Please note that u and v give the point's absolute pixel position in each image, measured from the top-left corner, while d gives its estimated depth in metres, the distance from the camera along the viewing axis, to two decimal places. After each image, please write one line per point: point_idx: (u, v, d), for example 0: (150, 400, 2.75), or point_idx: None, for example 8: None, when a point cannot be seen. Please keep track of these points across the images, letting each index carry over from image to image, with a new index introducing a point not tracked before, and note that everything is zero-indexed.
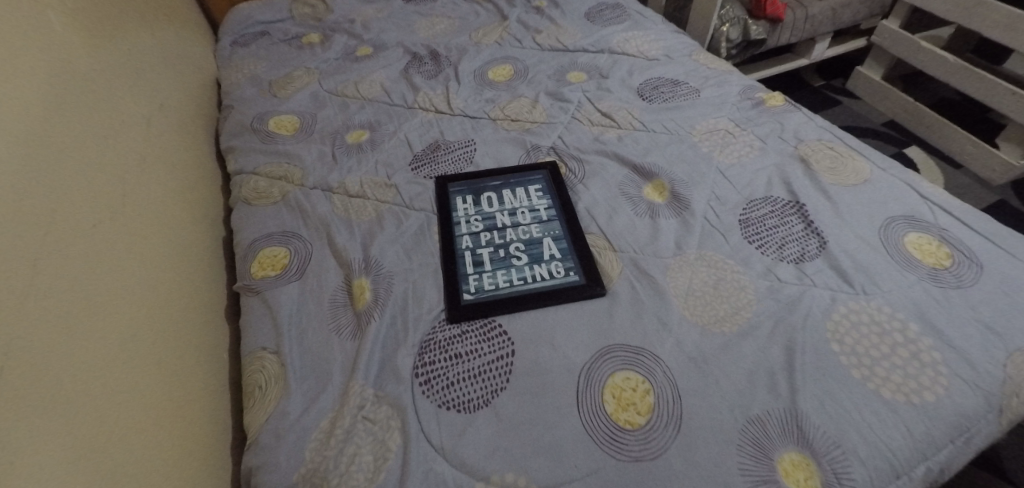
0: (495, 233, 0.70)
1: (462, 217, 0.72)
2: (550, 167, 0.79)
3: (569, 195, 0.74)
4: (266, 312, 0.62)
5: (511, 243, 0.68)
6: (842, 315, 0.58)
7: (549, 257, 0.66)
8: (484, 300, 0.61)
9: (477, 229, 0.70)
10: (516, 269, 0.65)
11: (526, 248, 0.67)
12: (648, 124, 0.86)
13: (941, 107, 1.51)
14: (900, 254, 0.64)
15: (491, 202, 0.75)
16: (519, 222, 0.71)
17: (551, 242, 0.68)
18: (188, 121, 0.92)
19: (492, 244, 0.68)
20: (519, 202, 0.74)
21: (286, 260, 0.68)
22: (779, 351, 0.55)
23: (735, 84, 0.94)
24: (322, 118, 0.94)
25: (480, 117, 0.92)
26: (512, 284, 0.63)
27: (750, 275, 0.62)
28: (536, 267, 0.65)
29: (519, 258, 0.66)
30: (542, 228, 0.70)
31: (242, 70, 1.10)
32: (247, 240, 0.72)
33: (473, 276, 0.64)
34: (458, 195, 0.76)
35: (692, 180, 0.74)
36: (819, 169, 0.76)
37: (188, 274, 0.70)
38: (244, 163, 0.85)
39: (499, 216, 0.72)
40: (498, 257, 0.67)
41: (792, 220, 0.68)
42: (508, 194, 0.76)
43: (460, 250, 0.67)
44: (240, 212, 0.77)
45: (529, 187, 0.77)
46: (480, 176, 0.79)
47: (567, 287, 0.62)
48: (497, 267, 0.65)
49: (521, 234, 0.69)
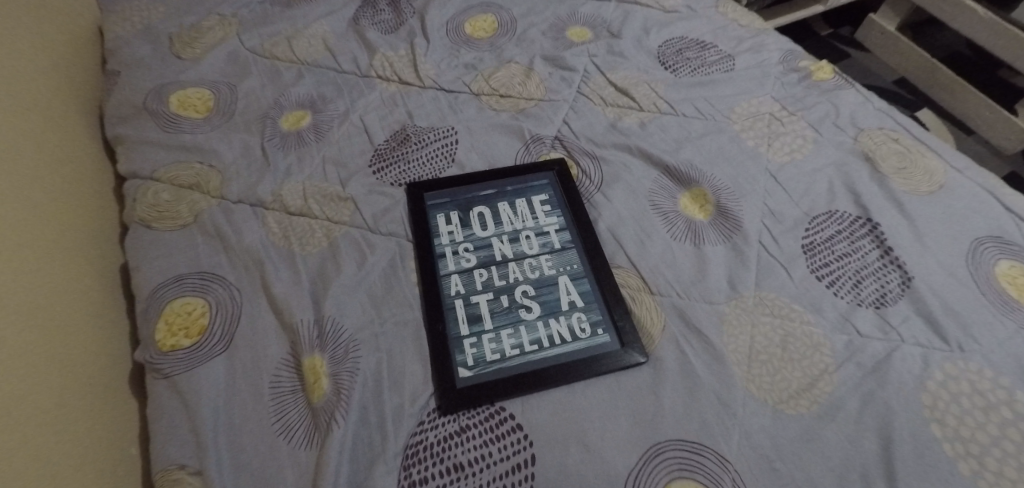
0: (493, 270, 0.53)
1: (447, 246, 0.54)
2: (558, 168, 0.61)
3: (586, 210, 0.58)
4: (179, 405, 0.44)
5: (517, 285, 0.52)
6: (939, 383, 0.46)
7: (568, 307, 0.50)
8: (488, 380, 0.45)
9: (468, 265, 0.53)
10: (527, 327, 0.49)
11: (536, 294, 0.51)
12: (675, 105, 0.68)
13: (952, 62, 1.39)
14: (994, 293, 0.52)
15: (485, 221, 0.57)
16: (523, 253, 0.54)
17: (569, 283, 0.52)
18: (50, 98, 0.66)
19: (491, 288, 0.51)
20: (522, 222, 0.57)
21: (204, 319, 0.49)
22: (871, 442, 0.43)
23: (774, 49, 0.77)
24: (247, 92, 0.70)
25: (459, 91, 0.71)
26: (523, 351, 0.47)
27: (823, 326, 0.49)
28: (553, 322, 0.49)
29: (529, 309, 0.50)
30: (554, 261, 0.54)
31: (131, 17, 0.82)
32: (147, 286, 0.52)
33: (469, 341, 0.48)
34: (439, 211, 0.57)
35: (739, 188, 0.59)
36: (887, 171, 0.62)
37: (48, 325, 0.48)
38: (139, 164, 0.62)
39: (496, 244, 0.55)
40: (501, 309, 0.50)
41: (864, 245, 0.55)
42: (505, 208, 0.58)
43: (448, 299, 0.50)
44: (135, 239, 0.56)
45: (533, 197, 0.59)
46: (467, 181, 0.60)
47: (597, 354, 0.47)
48: (500, 324, 0.49)
49: (528, 271, 0.53)
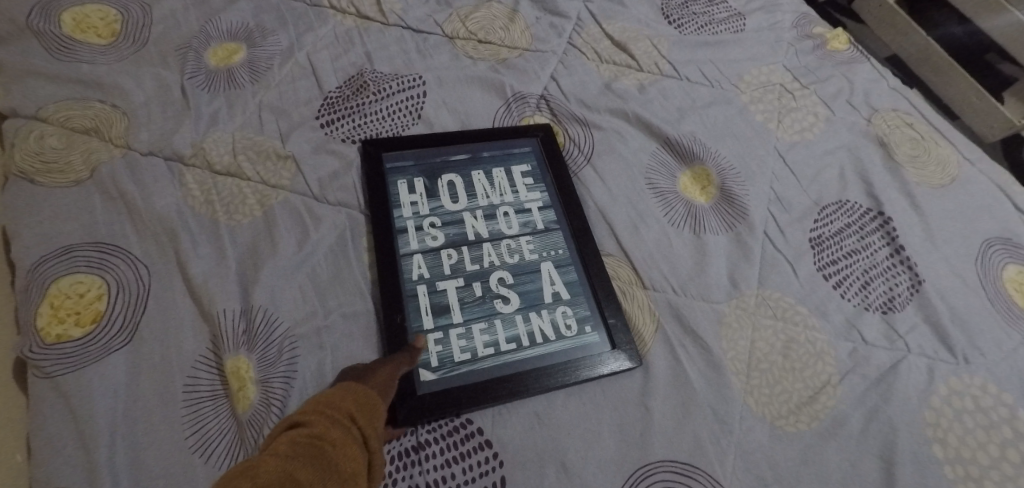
0: (464, 251, 0.44)
1: (408, 219, 0.45)
2: (543, 134, 0.52)
3: (574, 186, 0.50)
4: (62, 414, 0.35)
5: (492, 271, 0.44)
6: (943, 398, 0.42)
7: (552, 300, 0.43)
8: (456, 385, 0.38)
9: (434, 244, 0.44)
10: (503, 322, 0.42)
11: (516, 283, 0.44)
12: (679, 67, 0.60)
13: (944, 41, 1.34)
14: (1001, 300, 0.49)
15: (455, 191, 0.48)
16: (501, 232, 0.46)
17: (553, 272, 0.45)
18: None
19: (462, 274, 0.43)
20: (499, 196, 0.48)
21: (101, 304, 0.39)
22: (872, 464, 0.39)
23: (788, 10, 0.68)
24: (165, 14, 0.57)
25: (430, 32, 0.60)
26: (497, 351, 0.40)
27: (828, 332, 0.44)
28: (533, 317, 0.42)
29: (506, 301, 0.43)
30: (537, 245, 0.46)
31: None
32: (23, 258, 0.41)
33: (433, 336, 0.40)
34: (400, 175, 0.47)
35: (744, 170, 0.53)
36: (901, 158, 0.56)
37: None
38: (18, 97, 0.49)
39: (469, 219, 0.46)
40: (473, 298, 0.42)
41: (875, 242, 0.50)
42: (479, 178, 0.49)
43: (409, 285, 0.42)
44: (10, 194, 0.44)
45: (513, 166, 0.50)
46: (433, 142, 0.50)
47: (584, 357, 0.41)
48: (471, 317, 0.41)
49: (506, 254, 0.45)
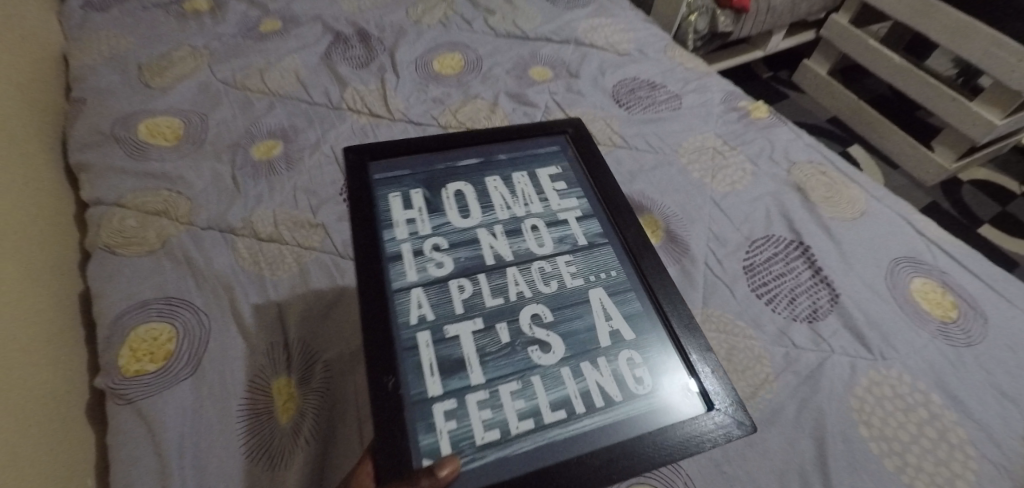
0: (484, 282, 0.37)
1: (407, 244, 0.39)
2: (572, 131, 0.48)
3: (618, 194, 0.43)
4: (142, 430, 0.44)
5: (522, 307, 0.36)
6: (865, 389, 0.51)
7: (610, 343, 0.35)
8: (482, 479, 0.29)
9: (440, 276, 0.37)
10: (544, 380, 0.33)
11: (557, 313, 0.36)
12: (629, 139, 0.74)
13: (877, 104, 1.54)
14: (909, 306, 0.58)
15: (465, 205, 0.41)
16: (529, 251, 0.39)
17: (605, 297, 0.37)
18: (9, 123, 0.65)
19: (479, 313, 0.35)
20: (523, 206, 0.42)
21: (171, 344, 0.49)
22: (807, 443, 0.47)
23: (717, 90, 0.85)
24: (218, 121, 0.72)
25: (428, 124, 0.75)
26: (538, 423, 0.31)
27: (763, 340, 0.54)
28: (586, 367, 0.34)
29: (544, 349, 0.34)
30: (579, 265, 0.39)
31: (98, 47, 0.83)
32: (109, 313, 0.51)
33: (443, 407, 0.31)
34: (396, 190, 0.42)
35: (686, 216, 0.65)
36: (816, 199, 0.69)
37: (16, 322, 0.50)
38: (102, 190, 0.62)
39: (485, 237, 0.40)
40: (497, 351, 0.34)
41: (798, 265, 0.61)
42: (499, 186, 0.43)
43: (407, 336, 0.34)
44: (98, 265, 0.55)
45: (541, 170, 0.45)
46: (437, 150, 0.45)
47: (665, 418, 0.32)
48: (496, 377, 0.32)
49: (540, 280, 0.38)
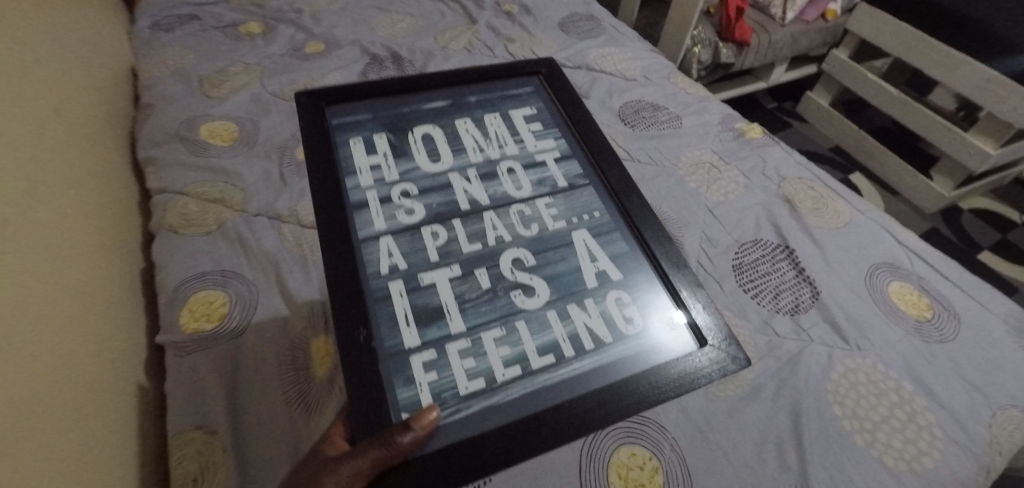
0: (461, 228, 0.42)
1: (373, 192, 0.43)
2: (544, 70, 0.53)
3: (595, 134, 0.49)
4: (200, 377, 0.51)
5: (502, 251, 0.41)
6: (841, 374, 0.56)
7: (596, 283, 0.40)
8: (486, 416, 0.34)
9: (412, 223, 0.41)
10: (528, 323, 0.38)
11: (537, 250, 0.41)
12: (632, 153, 0.82)
13: (878, 135, 1.60)
14: (887, 306, 0.63)
15: (434, 151, 0.46)
16: (506, 194, 0.45)
17: (590, 238, 0.43)
18: (91, 122, 0.75)
19: (455, 259, 0.40)
20: (498, 149, 0.47)
21: (225, 307, 0.57)
22: (785, 417, 0.52)
23: (715, 112, 0.93)
24: (268, 126, 0.82)
25: None
26: (525, 367, 0.36)
27: (748, 328, 0.59)
28: (571, 309, 0.39)
29: (526, 292, 0.39)
30: (558, 205, 0.44)
31: (164, 61, 0.95)
32: (172, 281, 0.59)
33: (423, 356, 0.35)
34: (362, 137, 0.46)
35: (682, 219, 0.72)
36: (803, 210, 0.75)
37: (92, 286, 0.58)
38: (167, 181, 0.71)
39: (458, 183, 0.44)
40: (477, 296, 0.38)
41: (783, 266, 0.67)
42: (471, 129, 0.48)
43: (378, 287, 0.38)
44: (163, 242, 0.64)
45: (513, 110, 0.50)
46: (402, 96, 0.49)
47: (655, 355, 0.38)
48: (476, 323, 0.37)
49: (523, 223, 0.43)
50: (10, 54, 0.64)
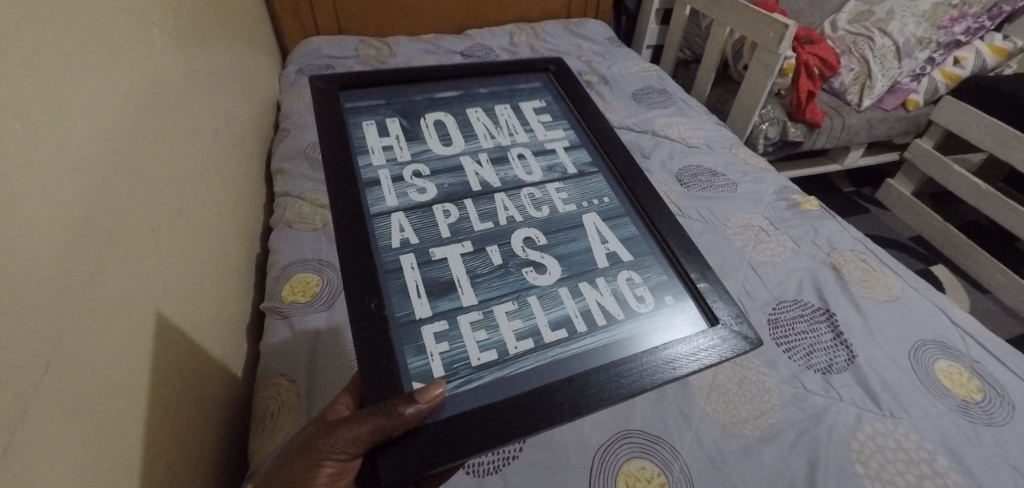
0: (472, 208, 0.45)
1: (386, 171, 0.46)
2: (553, 66, 0.58)
3: (606, 127, 0.52)
4: (291, 338, 0.64)
5: (514, 231, 0.44)
6: (868, 435, 0.56)
7: (608, 265, 0.43)
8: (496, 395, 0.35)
9: (424, 201, 0.45)
10: (540, 299, 0.40)
11: (549, 234, 0.44)
12: (683, 209, 0.89)
13: (967, 230, 1.52)
14: (930, 381, 0.62)
15: (446, 136, 0.50)
16: (517, 182, 0.48)
17: (603, 223, 0.46)
18: (246, 137, 0.96)
19: (467, 236, 0.43)
20: (508, 137, 0.51)
21: (317, 287, 0.70)
22: (800, 464, 0.54)
23: (772, 183, 0.97)
24: None
25: None
26: (537, 340, 0.38)
27: (775, 378, 0.62)
28: (584, 287, 0.41)
29: (539, 270, 0.42)
30: (570, 188, 0.48)
31: (303, 98, 1.18)
32: (282, 262, 0.74)
33: (434, 328, 0.38)
34: (374, 119, 0.50)
35: (723, 272, 0.77)
36: (851, 280, 0.75)
37: (230, 255, 0.75)
38: (291, 186, 0.89)
39: (469, 166, 0.48)
40: (488, 271, 0.41)
41: (821, 327, 0.68)
42: (482, 119, 0.52)
43: (390, 259, 0.40)
44: (280, 234, 0.79)
45: (525, 102, 0.55)
46: (410, 85, 0.54)
47: (669, 331, 0.40)
48: (488, 297, 0.40)
49: (534, 209, 0.46)
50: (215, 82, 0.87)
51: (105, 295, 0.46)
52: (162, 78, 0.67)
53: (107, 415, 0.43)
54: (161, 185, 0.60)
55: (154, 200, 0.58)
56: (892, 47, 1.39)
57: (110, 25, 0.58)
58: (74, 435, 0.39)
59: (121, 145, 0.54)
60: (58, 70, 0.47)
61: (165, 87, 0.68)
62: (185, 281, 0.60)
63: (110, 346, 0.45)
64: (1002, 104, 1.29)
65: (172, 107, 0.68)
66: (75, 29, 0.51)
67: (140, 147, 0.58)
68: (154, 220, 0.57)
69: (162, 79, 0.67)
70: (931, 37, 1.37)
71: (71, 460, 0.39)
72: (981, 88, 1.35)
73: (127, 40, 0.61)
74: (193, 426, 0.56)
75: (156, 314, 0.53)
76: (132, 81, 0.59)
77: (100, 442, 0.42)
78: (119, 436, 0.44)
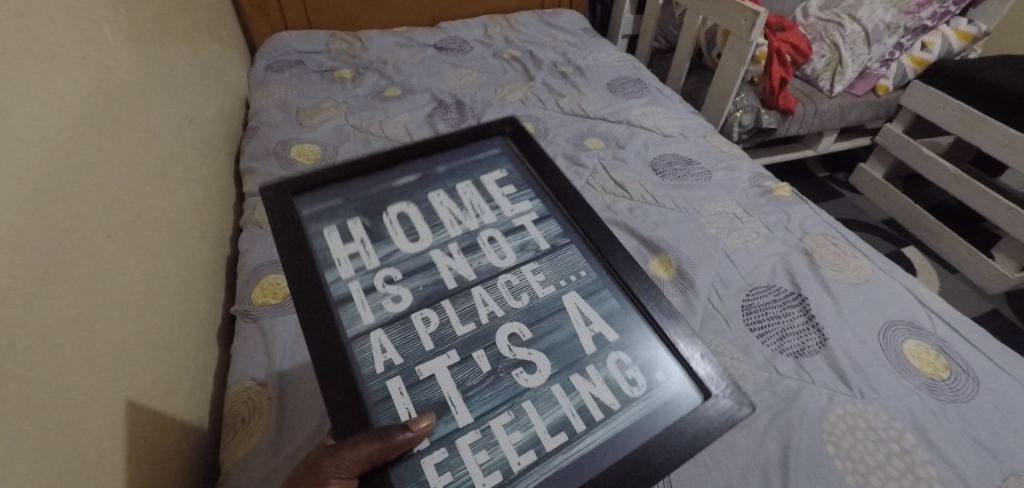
0: (451, 309, 0.42)
1: (356, 283, 0.42)
2: (509, 128, 0.53)
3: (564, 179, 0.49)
4: (261, 341, 0.63)
5: (496, 330, 0.41)
6: (839, 416, 0.57)
7: (596, 349, 0.41)
8: None
9: (401, 311, 0.41)
10: (534, 402, 0.39)
11: (530, 323, 0.42)
12: (659, 198, 0.89)
13: (936, 212, 1.55)
14: (898, 361, 0.63)
15: (412, 229, 0.46)
16: (489, 276, 0.44)
17: (582, 303, 0.43)
18: (213, 136, 0.94)
19: (451, 346, 0.40)
20: (475, 219, 0.47)
21: (288, 288, 0.69)
22: (774, 447, 0.55)
23: (746, 170, 0.98)
24: (345, 152, 0.98)
25: (625, 160, 0.99)
26: (539, 450, 0.37)
27: (748, 363, 0.63)
28: (576, 380, 0.40)
29: (530, 365, 0.40)
30: (548, 269, 0.45)
31: (271, 94, 1.15)
32: (252, 264, 0.72)
33: (433, 458, 0.36)
34: (335, 223, 0.45)
35: (698, 260, 0.77)
36: (822, 263, 0.77)
37: (198, 257, 0.74)
38: (260, 186, 0.87)
39: (442, 262, 0.44)
40: (478, 382, 0.39)
41: (793, 311, 0.69)
42: (445, 202, 0.48)
43: (377, 389, 0.38)
44: (249, 234, 0.78)
45: (488, 173, 0.50)
46: (366, 174, 0.48)
47: (663, 414, 0.39)
48: (483, 411, 0.38)
49: (512, 301, 0.43)
50: (179, 80, 0.85)
51: (60, 303, 0.45)
52: (117, 76, 0.65)
53: (66, 429, 0.42)
54: (119, 187, 0.59)
55: (112, 201, 0.56)
56: (861, 33, 1.41)
57: (59, 22, 0.55)
58: (31, 448, 0.38)
59: (71, 147, 0.52)
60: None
61: (121, 85, 0.65)
62: (149, 285, 0.59)
63: (66, 356, 0.44)
64: (967, 87, 1.32)
65: (129, 106, 0.66)
66: (19, 26, 0.49)
67: (96, 148, 0.56)
68: (113, 223, 0.56)
69: (117, 77, 0.65)
70: (899, 22, 1.40)
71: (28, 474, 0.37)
72: (948, 72, 1.37)
73: (77, 36, 0.58)
74: (163, 434, 0.55)
75: (118, 321, 0.52)
76: (84, 79, 0.57)
77: (60, 454, 0.41)
78: (81, 447, 0.43)
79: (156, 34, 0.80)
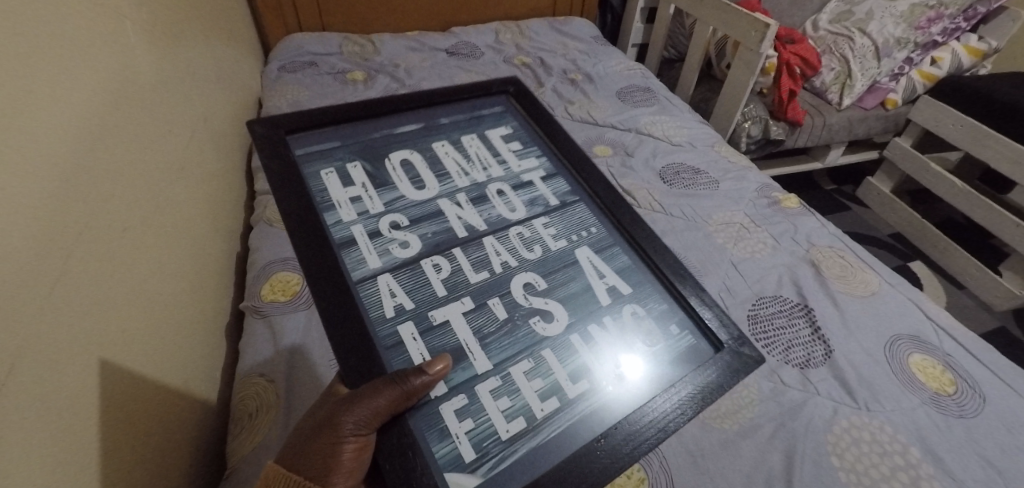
0: (463, 258, 0.45)
1: (361, 227, 0.45)
2: (511, 89, 0.61)
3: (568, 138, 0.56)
4: (271, 336, 0.64)
5: (514, 277, 0.45)
6: (844, 428, 0.57)
7: (611, 301, 0.45)
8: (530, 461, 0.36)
9: (410, 257, 0.44)
10: (554, 351, 0.41)
11: (545, 272, 0.46)
12: (666, 206, 0.90)
13: (944, 227, 1.55)
14: (904, 375, 0.63)
15: (419, 180, 0.50)
16: (501, 226, 0.48)
17: (592, 255, 0.48)
18: (227, 135, 0.95)
19: (464, 292, 0.43)
20: (482, 172, 0.52)
21: (298, 286, 0.70)
22: (778, 457, 0.55)
23: (754, 181, 0.98)
24: None
25: (637, 168, 1.00)
26: (562, 397, 0.39)
27: (754, 372, 0.63)
28: (594, 330, 0.42)
29: (546, 315, 0.43)
30: (558, 223, 0.50)
31: (284, 95, 1.17)
32: (262, 261, 0.73)
33: (453, 405, 0.37)
34: (337, 167, 0.49)
35: (704, 269, 0.78)
36: (829, 276, 0.77)
37: (210, 252, 0.75)
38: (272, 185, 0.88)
39: (451, 211, 0.48)
40: (494, 329, 0.41)
41: (799, 323, 0.69)
42: (450, 153, 0.53)
43: (387, 334, 0.40)
44: (260, 232, 0.79)
45: (490, 132, 0.57)
46: (366, 122, 0.53)
47: (678, 363, 0.42)
48: (501, 359, 0.40)
49: (526, 251, 0.47)
50: (196, 79, 0.86)
51: (76, 295, 0.46)
52: (137, 73, 0.66)
53: (78, 417, 0.43)
54: (136, 181, 0.60)
55: (129, 196, 0.57)
56: (871, 47, 1.41)
57: (84, 21, 0.57)
58: (45, 435, 0.39)
59: (93, 141, 0.53)
60: (28, 64, 0.46)
61: (140, 82, 0.67)
62: (162, 278, 0.60)
63: (81, 347, 0.45)
64: (976, 103, 1.33)
65: (148, 103, 0.67)
66: (47, 24, 0.50)
67: (115, 144, 0.57)
68: (129, 217, 0.57)
69: (137, 74, 0.66)
70: (909, 37, 1.39)
71: (40, 461, 0.38)
72: (957, 88, 1.37)
73: (101, 34, 0.59)
74: (171, 425, 0.55)
75: (131, 313, 0.53)
76: (106, 76, 0.59)
77: (72, 441, 0.41)
78: (92, 434, 0.44)
79: (176, 34, 0.82)
